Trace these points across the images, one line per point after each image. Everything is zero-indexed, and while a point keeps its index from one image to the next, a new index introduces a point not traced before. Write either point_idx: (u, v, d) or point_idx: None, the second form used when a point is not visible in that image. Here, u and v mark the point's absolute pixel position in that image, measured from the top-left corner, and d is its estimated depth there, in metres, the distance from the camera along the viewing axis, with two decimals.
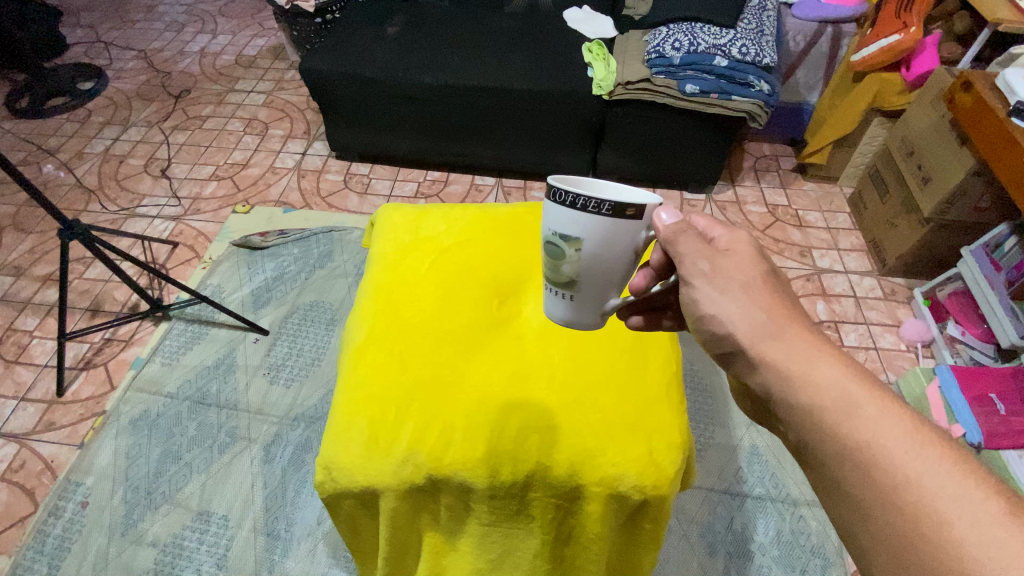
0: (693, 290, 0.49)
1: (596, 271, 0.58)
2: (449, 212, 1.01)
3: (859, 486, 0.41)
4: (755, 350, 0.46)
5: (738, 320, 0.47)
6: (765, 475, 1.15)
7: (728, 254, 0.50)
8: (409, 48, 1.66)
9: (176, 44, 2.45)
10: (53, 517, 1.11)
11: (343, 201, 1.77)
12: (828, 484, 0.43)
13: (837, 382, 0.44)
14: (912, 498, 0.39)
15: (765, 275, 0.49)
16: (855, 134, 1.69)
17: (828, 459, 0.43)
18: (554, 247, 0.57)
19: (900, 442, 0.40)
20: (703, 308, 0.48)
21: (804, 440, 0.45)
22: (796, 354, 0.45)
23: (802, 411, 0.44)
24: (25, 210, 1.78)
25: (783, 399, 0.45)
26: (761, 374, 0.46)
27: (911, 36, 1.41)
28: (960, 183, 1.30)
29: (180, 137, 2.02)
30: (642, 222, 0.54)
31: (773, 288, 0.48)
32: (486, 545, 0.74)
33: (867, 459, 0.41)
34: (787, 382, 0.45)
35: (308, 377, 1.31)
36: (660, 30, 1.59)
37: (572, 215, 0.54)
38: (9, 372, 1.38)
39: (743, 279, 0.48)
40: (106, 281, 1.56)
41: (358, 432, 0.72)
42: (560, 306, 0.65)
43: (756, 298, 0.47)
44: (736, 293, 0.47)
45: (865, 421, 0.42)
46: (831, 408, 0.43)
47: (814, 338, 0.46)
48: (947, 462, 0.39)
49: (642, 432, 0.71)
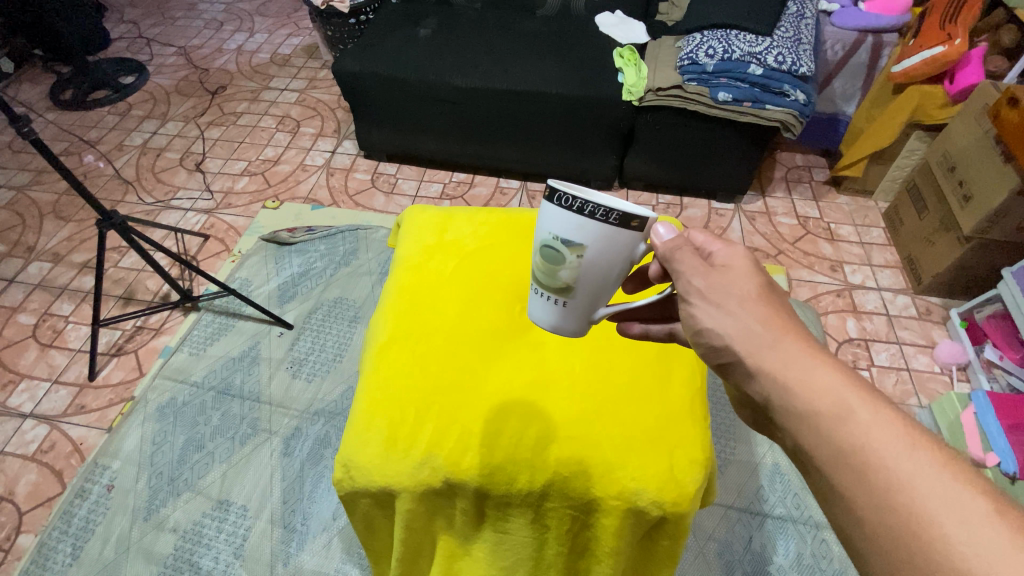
0: (691, 306, 0.49)
1: (595, 277, 0.58)
2: (475, 215, 1.01)
3: (850, 488, 0.39)
4: (753, 359, 0.45)
5: (733, 332, 0.46)
6: (787, 494, 1.13)
7: (725, 269, 0.48)
8: (440, 49, 1.68)
9: (214, 42, 2.52)
10: (79, 498, 1.15)
11: (370, 200, 1.79)
12: (824, 490, 0.42)
13: (834, 388, 0.42)
14: (902, 498, 0.37)
15: (763, 287, 0.47)
16: (893, 147, 1.64)
17: (822, 463, 0.41)
18: (554, 252, 0.57)
19: (892, 444, 0.39)
20: (701, 321, 0.48)
21: (800, 445, 0.43)
22: (793, 361, 0.44)
23: (798, 416, 0.43)
24: (65, 199, 1.84)
25: (780, 405, 0.44)
26: (760, 383, 0.45)
27: (957, 48, 1.37)
28: (1004, 201, 1.25)
29: (214, 133, 2.07)
30: (643, 233, 0.54)
31: (770, 300, 0.47)
32: (501, 551, 0.74)
33: (860, 462, 0.39)
34: (785, 390, 0.44)
35: (329, 372, 1.33)
36: (694, 37, 1.56)
37: (578, 221, 0.54)
38: (45, 355, 1.43)
39: (740, 292, 0.47)
40: (139, 271, 1.60)
41: (377, 432, 0.72)
42: (548, 310, 0.65)
43: (753, 310, 0.46)
44: (733, 306, 0.46)
45: (860, 426, 0.40)
46: (826, 413, 0.41)
47: (810, 345, 0.45)
48: (938, 463, 0.37)
49: (664, 447, 0.70)
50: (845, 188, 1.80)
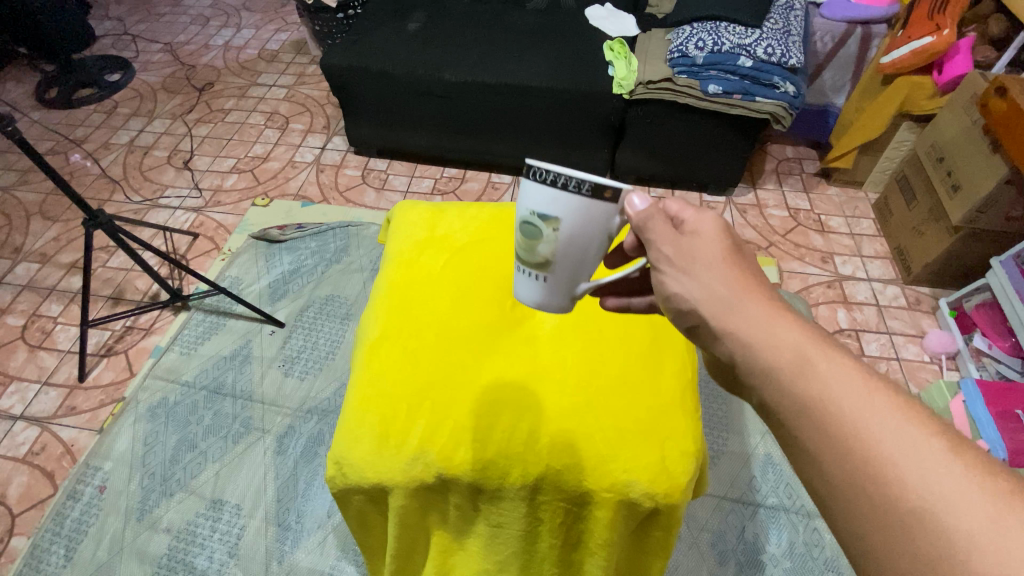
0: (661, 274, 0.49)
1: (574, 252, 0.58)
2: (465, 210, 1.00)
3: (812, 440, 0.40)
4: (717, 321, 0.46)
5: (699, 295, 0.46)
6: (779, 484, 1.13)
7: (693, 235, 0.48)
8: (429, 43, 1.67)
9: (201, 38, 2.49)
10: (71, 500, 1.14)
11: (361, 196, 1.78)
12: (789, 442, 0.42)
13: (794, 344, 0.42)
14: (860, 446, 0.37)
15: (728, 250, 0.47)
16: (883, 138, 1.65)
17: (786, 417, 0.42)
18: (531, 226, 0.57)
19: (851, 393, 0.39)
20: (669, 288, 0.49)
21: (766, 402, 0.44)
22: (755, 321, 0.44)
23: (761, 375, 0.43)
24: (52, 199, 1.82)
25: (744, 364, 0.44)
26: (725, 345, 0.45)
27: (945, 39, 1.38)
28: (992, 190, 1.25)
29: (202, 130, 2.05)
30: (616, 205, 0.53)
31: (735, 261, 0.47)
32: (495, 546, 0.75)
33: (820, 414, 0.40)
34: (748, 350, 0.44)
35: (322, 369, 1.32)
36: (683, 30, 1.56)
37: (553, 193, 0.54)
38: (33, 356, 1.41)
39: (706, 257, 0.47)
40: (128, 271, 1.59)
41: (369, 429, 0.72)
42: (532, 288, 0.64)
43: (718, 273, 0.46)
44: (698, 271, 0.47)
45: (820, 378, 0.40)
46: (787, 369, 0.42)
47: (772, 304, 0.45)
48: (896, 407, 0.38)
49: (656, 438, 0.70)
50: (835, 180, 1.80)
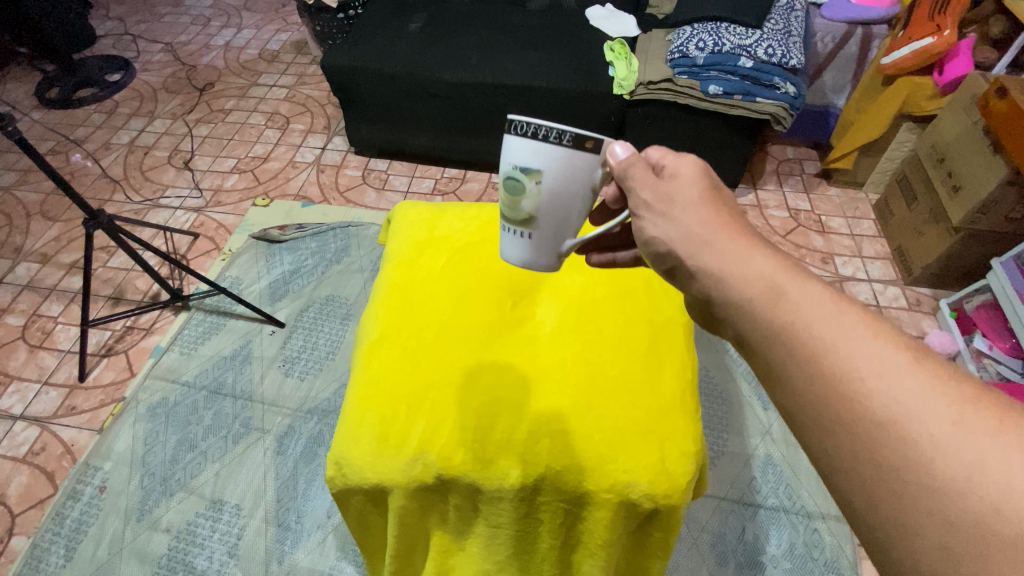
0: (640, 219, 0.52)
1: (558, 206, 0.57)
2: (465, 211, 1.00)
3: (784, 362, 0.41)
4: (692, 259, 0.48)
5: (674, 235, 0.49)
6: (779, 485, 1.13)
7: (672, 178, 0.51)
8: (429, 43, 1.67)
9: (202, 38, 2.49)
10: (71, 500, 1.14)
11: (361, 196, 1.78)
12: (763, 368, 0.44)
13: (766, 274, 0.44)
14: (829, 362, 0.39)
15: (705, 191, 0.50)
16: (883, 139, 1.65)
17: (759, 344, 0.43)
18: (513, 181, 0.56)
19: (821, 315, 0.41)
20: (648, 232, 0.52)
21: (740, 333, 0.45)
22: (728, 255, 0.46)
23: (736, 307, 0.45)
24: (52, 199, 1.82)
25: (720, 299, 0.46)
26: (700, 282, 0.48)
27: (945, 39, 1.38)
28: (992, 192, 1.25)
29: (203, 131, 2.05)
30: (598, 157, 0.55)
31: (711, 202, 0.50)
32: (494, 547, 0.74)
33: (792, 337, 0.41)
34: (722, 284, 0.46)
35: (322, 370, 1.32)
36: (683, 30, 1.56)
37: (534, 146, 0.54)
38: (33, 357, 1.41)
39: (683, 198, 0.50)
40: (128, 271, 1.59)
41: (368, 429, 0.72)
42: (517, 246, 0.63)
43: (694, 213, 0.49)
44: (676, 213, 0.50)
45: (791, 303, 0.42)
46: (760, 298, 0.44)
47: (747, 240, 0.47)
48: (862, 326, 0.39)
49: (656, 439, 0.70)
50: (835, 181, 1.80)
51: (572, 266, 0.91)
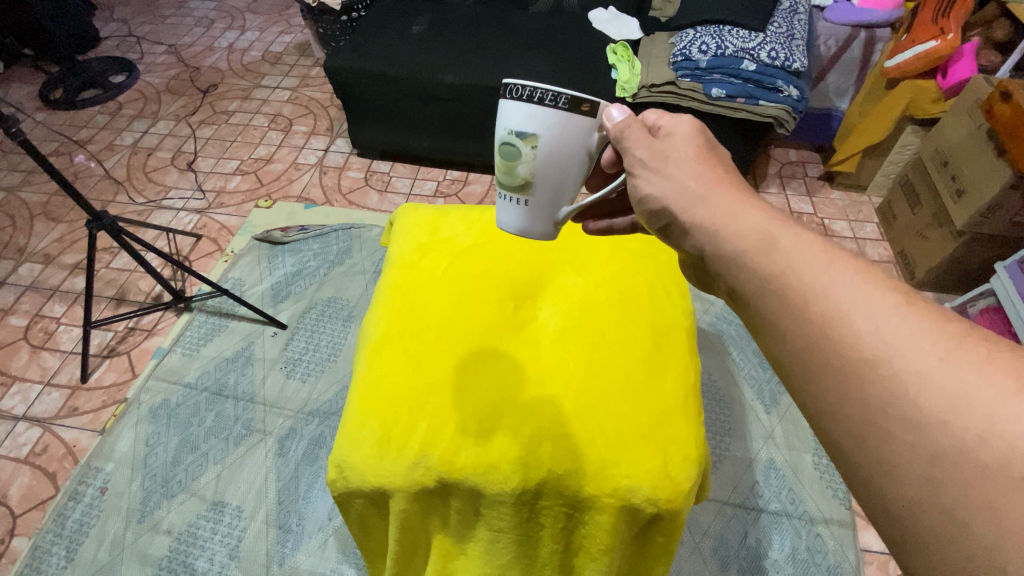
0: (635, 178, 0.53)
1: (555, 171, 0.58)
2: (468, 213, 1.00)
3: (775, 309, 0.42)
4: (686, 214, 0.49)
5: (668, 191, 0.50)
6: (782, 490, 1.13)
7: (668, 137, 0.52)
8: (432, 46, 1.67)
9: (206, 40, 2.50)
10: (73, 501, 1.14)
11: (363, 198, 1.79)
12: (755, 318, 0.44)
13: (758, 226, 0.45)
14: (819, 307, 0.39)
15: (700, 148, 0.51)
16: (886, 143, 1.64)
17: (750, 295, 0.44)
18: (509, 145, 0.56)
19: (811, 261, 0.41)
20: (642, 189, 0.53)
21: (733, 285, 0.46)
22: (721, 208, 0.47)
23: (728, 259, 0.46)
24: (56, 200, 1.82)
25: (712, 253, 0.47)
26: (693, 238, 0.48)
27: (949, 44, 1.37)
28: (996, 196, 1.25)
29: (206, 132, 2.06)
30: (596, 121, 0.56)
31: (706, 158, 0.51)
32: (495, 551, 0.74)
33: (783, 284, 0.42)
34: (715, 238, 0.47)
35: (324, 372, 1.32)
36: (686, 33, 1.56)
37: (530, 109, 0.54)
38: (36, 357, 1.42)
39: (677, 155, 0.51)
40: (131, 272, 1.59)
41: (370, 432, 0.72)
42: (512, 214, 0.63)
43: (688, 170, 0.50)
44: (670, 170, 0.51)
45: (782, 251, 0.43)
46: (752, 248, 0.44)
47: (740, 195, 0.48)
48: (851, 272, 0.40)
49: (658, 443, 0.70)
50: (838, 184, 1.80)
51: (574, 267, 0.91)
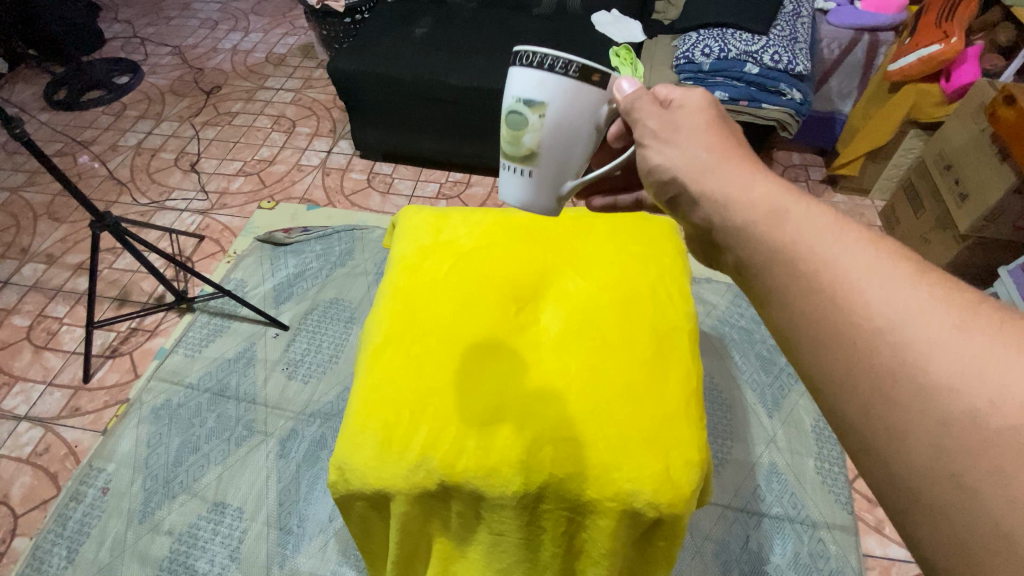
0: (646, 148, 0.55)
1: (561, 141, 0.58)
2: (470, 215, 1.00)
3: (783, 278, 0.43)
4: (698, 185, 0.50)
5: (680, 162, 0.51)
6: (783, 494, 1.12)
7: (679, 109, 0.54)
8: (435, 48, 1.67)
9: (209, 41, 2.50)
10: (74, 501, 1.14)
11: (366, 200, 1.79)
12: (763, 289, 0.45)
13: (769, 198, 0.46)
14: (827, 276, 0.40)
15: (712, 121, 0.53)
16: (890, 146, 1.64)
17: (760, 265, 0.45)
18: (517, 113, 0.56)
19: (821, 231, 0.42)
20: (652, 160, 0.54)
21: (741, 257, 0.47)
22: (733, 181, 0.48)
23: (738, 230, 0.47)
24: (59, 200, 1.83)
25: (722, 224, 0.48)
26: (704, 209, 0.50)
27: (953, 47, 1.37)
28: (1000, 200, 1.25)
29: (209, 133, 2.06)
30: (604, 93, 0.57)
31: (718, 132, 0.52)
32: (496, 554, 0.74)
33: (791, 254, 0.43)
34: (726, 209, 0.48)
35: (325, 374, 1.32)
36: (690, 35, 1.58)
37: (540, 76, 0.54)
38: (38, 357, 1.42)
39: (689, 126, 0.53)
40: (134, 272, 1.60)
41: (371, 435, 0.72)
42: (516, 187, 0.62)
43: (701, 140, 0.51)
44: (681, 140, 0.52)
45: (793, 222, 0.44)
46: (763, 219, 0.45)
47: (753, 168, 0.49)
48: (862, 242, 0.41)
49: (660, 447, 0.70)
50: (841, 187, 1.79)
51: (576, 270, 0.90)
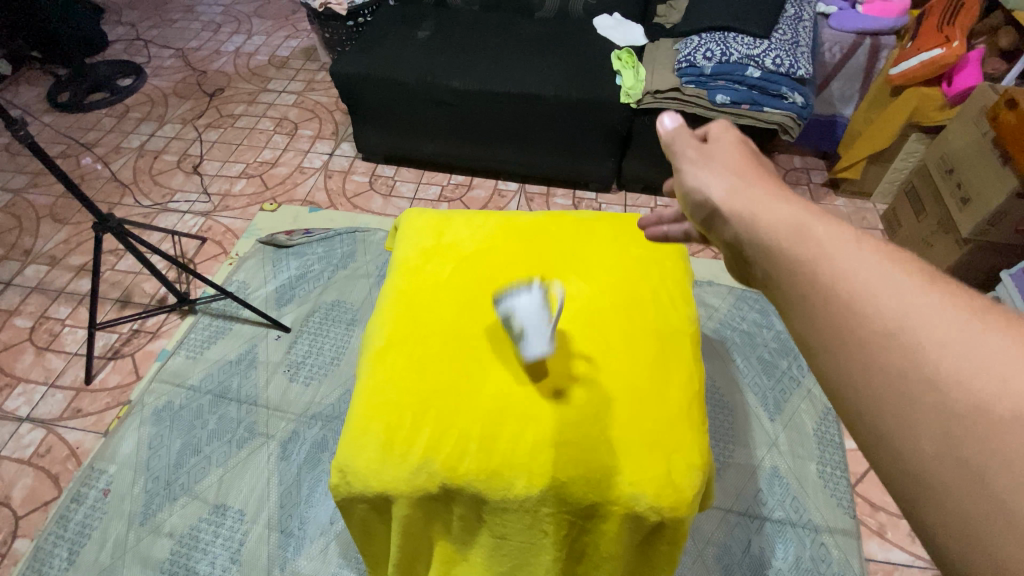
0: (682, 173, 0.58)
1: None
2: (472, 219, 1.00)
3: (802, 289, 0.43)
4: (726, 205, 0.52)
5: (713, 184, 0.54)
6: (785, 498, 1.12)
7: (716, 144, 0.60)
8: (438, 51, 1.68)
9: (212, 44, 2.51)
10: (75, 503, 1.14)
11: (368, 202, 1.79)
12: (784, 304, 0.45)
13: (792, 217, 0.46)
14: (844, 285, 0.40)
15: (746, 157, 0.58)
16: (892, 150, 1.64)
17: (782, 279, 0.45)
18: None
19: (839, 245, 0.42)
20: (687, 182, 0.57)
21: (766, 274, 0.47)
22: (760, 202, 0.50)
23: (762, 248, 0.47)
24: (62, 202, 1.83)
25: (747, 240, 0.49)
26: (732, 227, 0.51)
27: (954, 51, 1.39)
28: (1003, 204, 1.25)
29: (211, 135, 2.07)
30: None
31: (751, 164, 0.57)
32: (497, 558, 0.74)
33: (811, 267, 0.42)
34: (751, 227, 0.48)
35: (327, 376, 1.32)
36: (691, 39, 1.56)
37: None
38: (40, 359, 1.42)
39: (726, 158, 0.57)
40: (136, 274, 1.60)
41: (373, 438, 0.72)
42: None
43: (734, 168, 0.55)
44: (716, 166, 0.56)
45: (813, 237, 0.44)
46: (784, 235, 0.45)
47: (779, 193, 0.51)
48: (878, 254, 0.41)
49: (662, 450, 0.70)
50: (843, 191, 1.79)
51: (578, 273, 0.90)
